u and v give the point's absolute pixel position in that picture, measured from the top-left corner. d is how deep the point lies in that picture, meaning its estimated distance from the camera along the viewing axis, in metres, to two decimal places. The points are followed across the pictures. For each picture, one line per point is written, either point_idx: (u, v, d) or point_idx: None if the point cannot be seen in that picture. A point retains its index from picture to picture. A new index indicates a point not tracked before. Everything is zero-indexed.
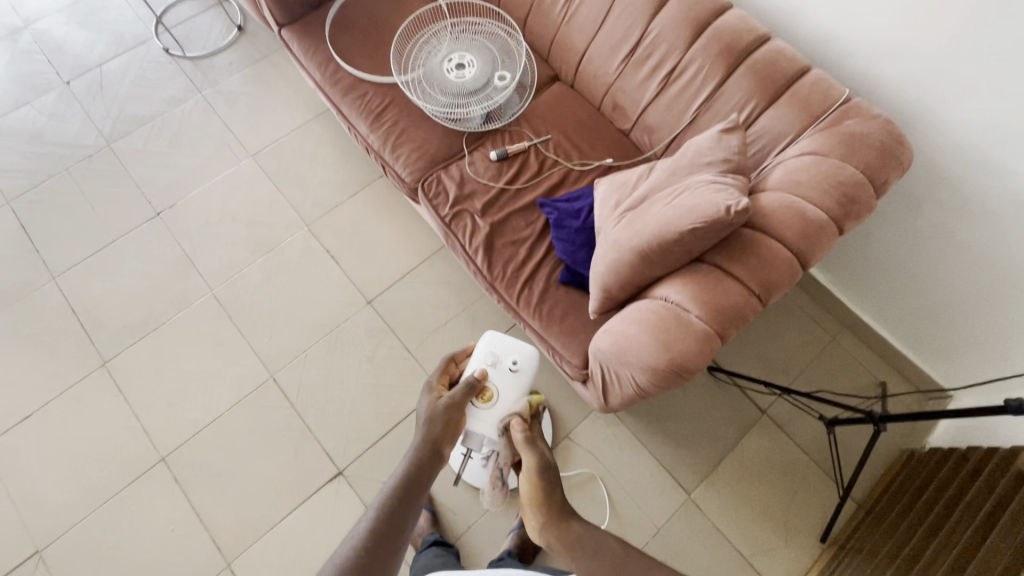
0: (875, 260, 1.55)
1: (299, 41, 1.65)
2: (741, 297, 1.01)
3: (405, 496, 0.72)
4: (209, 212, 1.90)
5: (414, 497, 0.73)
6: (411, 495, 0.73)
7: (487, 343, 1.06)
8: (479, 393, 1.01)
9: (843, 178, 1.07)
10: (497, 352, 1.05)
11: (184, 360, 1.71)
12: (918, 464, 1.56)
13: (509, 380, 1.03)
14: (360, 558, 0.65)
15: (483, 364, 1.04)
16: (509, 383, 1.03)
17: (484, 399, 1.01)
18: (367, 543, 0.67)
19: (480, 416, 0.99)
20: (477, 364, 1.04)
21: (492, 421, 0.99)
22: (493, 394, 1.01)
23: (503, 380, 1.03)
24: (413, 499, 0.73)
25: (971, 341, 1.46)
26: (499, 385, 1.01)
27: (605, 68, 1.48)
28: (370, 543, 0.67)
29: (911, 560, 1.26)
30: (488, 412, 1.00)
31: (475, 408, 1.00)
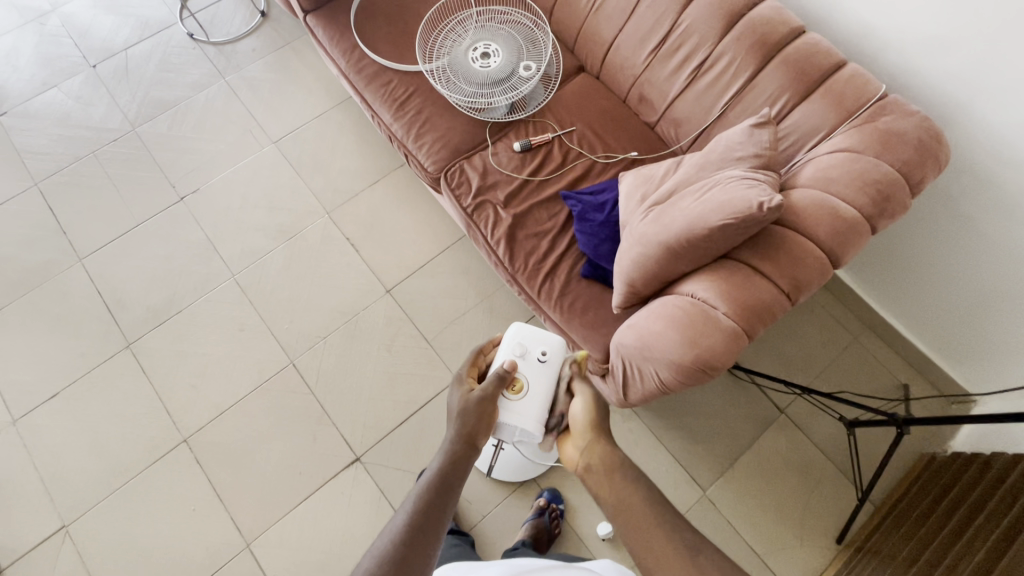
0: (903, 261, 1.52)
1: (324, 28, 1.64)
2: (770, 296, 1.00)
3: (440, 490, 0.73)
4: (232, 198, 1.92)
5: (448, 494, 0.73)
6: (447, 491, 0.73)
7: (514, 334, 0.99)
8: (509, 386, 0.94)
9: (877, 176, 1.05)
10: (525, 343, 0.99)
11: (206, 344, 1.74)
12: (940, 468, 1.54)
13: (539, 372, 0.97)
14: (399, 551, 0.65)
15: (511, 356, 0.97)
16: (540, 375, 0.97)
17: (514, 391, 0.94)
18: (404, 537, 0.67)
19: (511, 410, 0.93)
20: (505, 357, 0.98)
21: (525, 415, 0.93)
22: (522, 386, 0.94)
23: (533, 372, 0.97)
24: (449, 495, 0.73)
25: (1000, 346, 1.43)
26: (529, 377, 0.95)
27: (633, 59, 1.46)
28: (406, 538, 0.66)
29: (931, 563, 1.25)
30: (518, 404, 0.93)
31: (504, 402, 0.93)
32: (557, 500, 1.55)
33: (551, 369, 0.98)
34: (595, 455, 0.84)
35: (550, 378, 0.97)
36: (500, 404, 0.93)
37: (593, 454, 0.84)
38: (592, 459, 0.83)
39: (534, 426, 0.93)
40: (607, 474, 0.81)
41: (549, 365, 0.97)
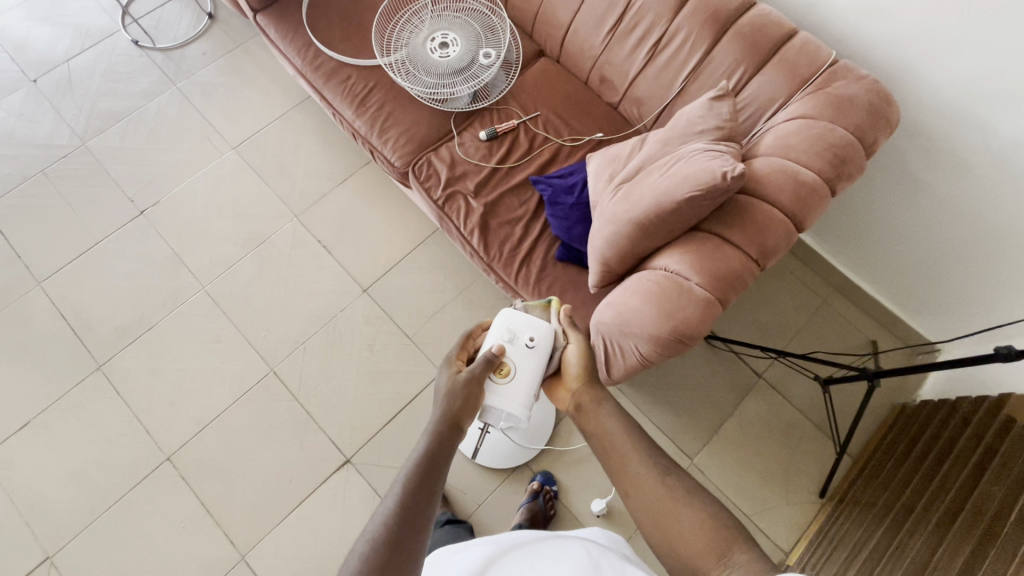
0: (864, 222, 1.57)
1: (277, 26, 1.60)
2: (739, 263, 1.02)
3: (428, 469, 0.72)
4: (194, 208, 1.86)
5: (437, 472, 0.73)
6: (435, 468, 0.73)
7: (503, 319, 0.99)
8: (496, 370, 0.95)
9: (833, 140, 1.09)
10: (514, 328, 0.98)
11: (181, 358, 1.70)
12: (910, 417, 1.61)
13: (527, 357, 0.96)
14: (392, 532, 0.65)
15: (500, 341, 0.97)
16: (529, 360, 0.96)
17: (501, 375, 0.95)
18: (395, 518, 0.66)
19: (497, 394, 0.94)
20: (493, 342, 0.98)
21: (511, 398, 0.94)
22: (510, 370, 0.94)
23: (521, 357, 0.96)
24: (437, 472, 0.72)
25: (958, 296, 1.50)
26: (517, 362, 0.95)
27: (591, 40, 1.46)
28: (398, 521, 0.66)
29: (907, 508, 1.34)
30: (504, 387, 0.94)
31: (490, 385, 0.94)
32: (550, 482, 1.58)
33: (539, 355, 0.97)
34: (584, 397, 0.91)
35: (539, 362, 0.96)
36: (487, 387, 0.94)
37: (585, 395, 0.91)
38: (582, 399, 0.90)
39: (519, 410, 0.94)
40: (594, 410, 0.87)
41: (537, 352, 0.96)
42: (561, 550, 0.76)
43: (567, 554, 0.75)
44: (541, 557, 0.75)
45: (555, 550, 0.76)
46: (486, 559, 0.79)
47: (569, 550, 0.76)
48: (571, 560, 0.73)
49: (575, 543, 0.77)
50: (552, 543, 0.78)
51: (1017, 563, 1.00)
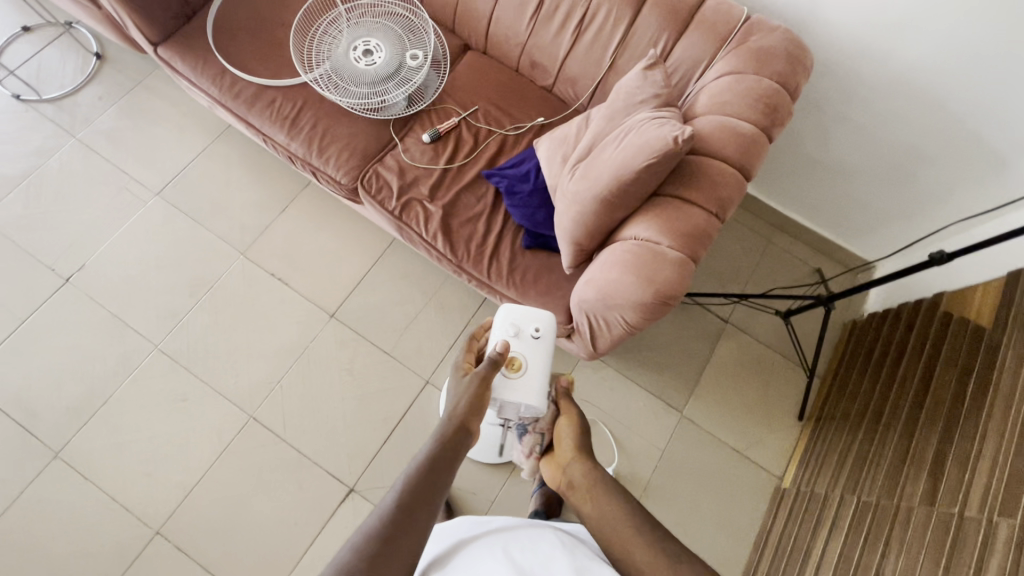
0: (793, 161, 1.70)
1: (182, 57, 1.50)
2: (702, 220, 1.08)
3: (433, 469, 0.70)
4: (127, 264, 1.73)
5: (441, 472, 0.70)
6: (439, 469, 0.70)
7: (505, 315, 1.02)
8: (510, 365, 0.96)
9: (762, 91, 1.16)
10: (518, 322, 1.01)
11: (148, 426, 1.59)
12: (861, 330, 1.76)
13: (535, 349, 0.99)
14: (390, 525, 0.61)
15: (505, 336, 1.00)
16: (535, 351, 0.99)
17: (513, 369, 0.97)
18: (395, 513, 0.63)
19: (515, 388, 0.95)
20: (499, 338, 1.00)
21: (528, 390, 0.96)
22: (522, 364, 0.97)
23: (529, 350, 0.99)
24: (442, 472, 0.70)
25: (885, 214, 1.65)
26: (526, 354, 0.98)
27: (516, 28, 1.47)
28: (397, 515, 0.63)
29: (878, 412, 1.48)
30: (517, 380, 0.96)
31: (504, 379, 0.96)
32: None
33: (544, 345, 1.01)
34: (575, 474, 0.86)
35: (546, 353, 1.00)
36: (500, 382, 0.96)
37: (575, 469, 0.86)
38: (573, 476, 0.86)
39: (535, 400, 0.95)
40: (588, 490, 0.81)
41: (542, 341, 1.00)
42: (537, 543, 0.70)
43: (545, 546, 0.69)
44: (516, 544, 0.70)
45: (532, 541, 0.71)
46: (463, 544, 0.75)
47: (548, 542, 0.71)
48: (547, 554, 0.68)
49: (554, 537, 0.72)
50: (529, 531, 0.73)
51: (981, 438, 1.14)
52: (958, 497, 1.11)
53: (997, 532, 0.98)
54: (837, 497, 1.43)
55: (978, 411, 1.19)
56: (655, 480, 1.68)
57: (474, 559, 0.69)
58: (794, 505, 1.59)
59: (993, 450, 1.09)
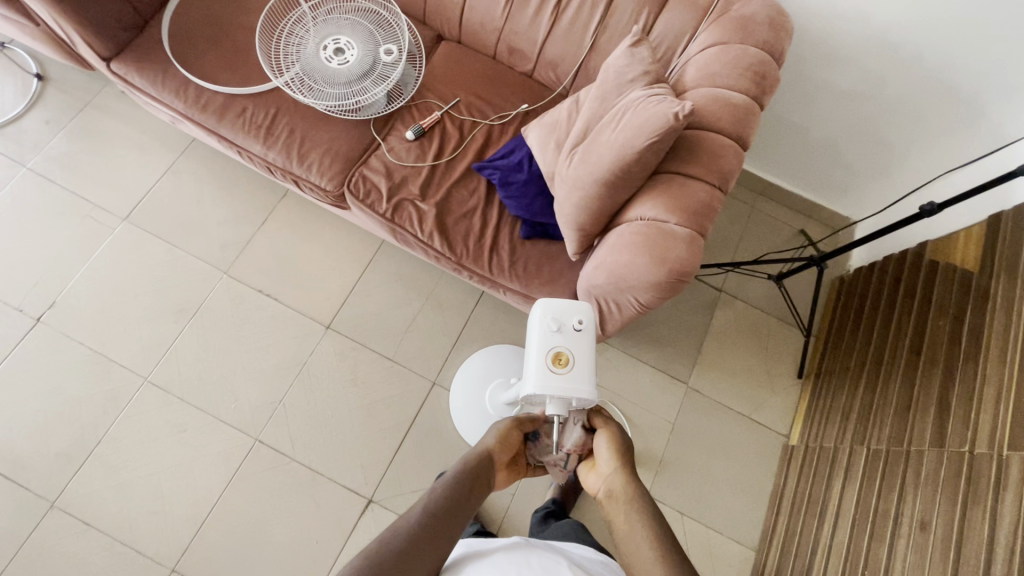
0: (773, 126, 1.72)
1: (139, 71, 1.40)
2: (706, 194, 1.08)
3: (461, 495, 0.74)
4: (102, 296, 1.63)
5: (465, 501, 0.74)
6: (466, 496, 0.75)
7: (543, 310, 0.92)
8: (555, 362, 0.88)
9: (749, 60, 1.16)
10: (559, 315, 0.91)
11: (148, 462, 1.52)
12: (850, 286, 1.82)
13: (580, 341, 0.90)
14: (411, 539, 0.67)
15: (546, 332, 0.90)
16: (580, 343, 0.90)
17: (560, 365, 0.88)
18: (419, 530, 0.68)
19: (565, 385, 0.86)
20: (540, 335, 0.90)
21: (580, 384, 0.87)
22: (568, 359, 0.88)
23: (573, 343, 0.90)
24: (466, 502, 0.74)
25: (864, 171, 1.69)
26: (572, 348, 0.89)
27: (490, 14, 1.44)
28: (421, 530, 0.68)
29: (877, 363, 1.53)
30: (567, 376, 0.87)
31: (551, 377, 0.87)
32: None
33: (590, 336, 0.91)
34: (615, 484, 0.81)
35: (592, 344, 0.91)
36: (548, 381, 0.86)
37: (616, 481, 0.82)
38: (616, 486, 0.81)
39: (590, 395, 0.86)
40: (621, 504, 0.78)
41: (587, 332, 0.90)
42: (550, 571, 0.77)
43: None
44: (530, 570, 0.77)
45: (546, 568, 0.78)
46: (481, 558, 0.82)
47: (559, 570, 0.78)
48: None
49: (566, 566, 0.79)
50: (542, 557, 0.80)
51: (982, 376, 1.19)
52: (966, 435, 1.16)
53: (1010, 464, 1.03)
54: (847, 448, 1.48)
55: (976, 351, 1.24)
56: (669, 453, 1.71)
57: None
58: (804, 460, 1.64)
59: (995, 387, 1.14)
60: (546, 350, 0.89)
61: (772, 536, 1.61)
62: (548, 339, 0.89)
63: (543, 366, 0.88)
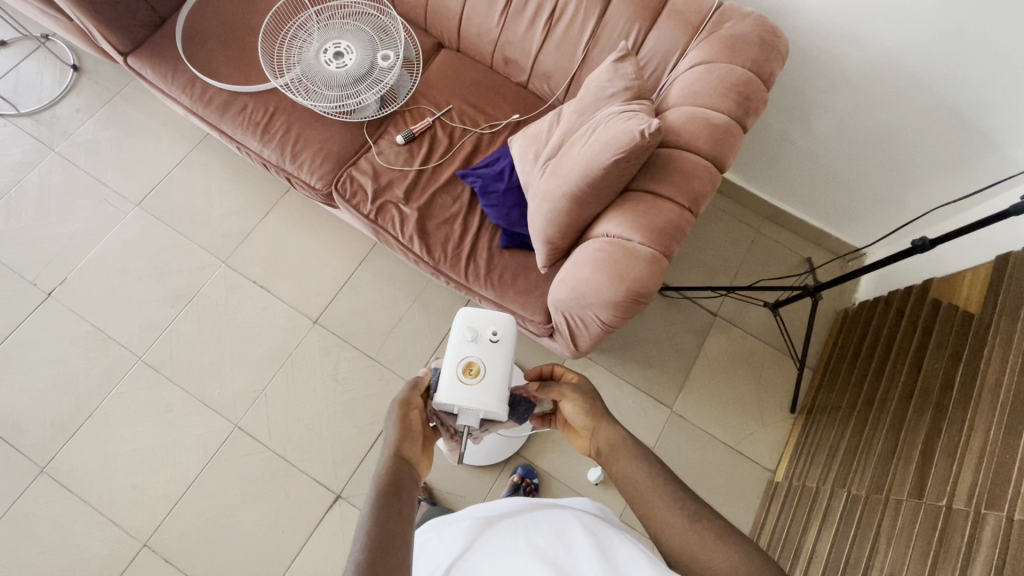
0: (778, 149, 1.67)
1: (152, 66, 1.48)
2: (674, 214, 1.05)
3: (396, 486, 0.67)
4: (109, 276, 1.72)
5: (403, 488, 0.68)
6: (402, 485, 0.68)
7: (462, 320, 0.91)
8: (465, 370, 0.86)
9: (734, 80, 1.13)
10: (475, 325, 0.91)
11: (134, 437, 1.58)
12: (852, 319, 1.73)
13: (493, 353, 0.89)
14: (372, 553, 0.58)
15: (461, 341, 0.89)
16: (495, 355, 0.89)
17: (470, 376, 0.86)
18: (371, 540, 0.59)
19: (470, 394, 0.85)
20: (455, 344, 0.89)
21: (487, 396, 0.85)
22: (479, 368, 0.87)
23: (488, 354, 0.89)
24: (405, 488, 0.68)
25: (872, 200, 1.62)
26: (484, 358, 0.88)
27: (487, 24, 1.45)
28: (375, 539, 0.59)
29: (869, 403, 1.45)
30: (476, 387, 0.85)
31: (460, 387, 0.85)
32: (531, 474, 1.58)
33: (505, 348, 0.90)
34: (602, 438, 0.83)
35: (507, 356, 0.90)
36: (458, 392, 0.84)
37: (601, 437, 0.83)
38: (601, 442, 0.83)
39: (497, 408, 0.86)
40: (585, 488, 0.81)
41: (503, 344, 0.90)
42: (559, 529, 0.74)
43: (567, 530, 0.74)
44: (538, 530, 0.75)
45: (555, 527, 0.75)
46: (489, 529, 0.80)
47: (571, 527, 0.75)
48: (570, 539, 0.72)
49: (578, 521, 0.75)
50: (551, 515, 0.78)
51: (969, 428, 1.11)
52: (946, 488, 1.08)
53: (985, 525, 0.95)
54: (828, 491, 1.41)
55: (967, 400, 1.16)
56: None
57: (501, 547, 0.74)
58: (787, 498, 1.56)
59: (980, 438, 1.06)
60: (458, 359, 0.87)
61: None
62: (460, 348, 0.88)
63: (453, 374, 0.86)
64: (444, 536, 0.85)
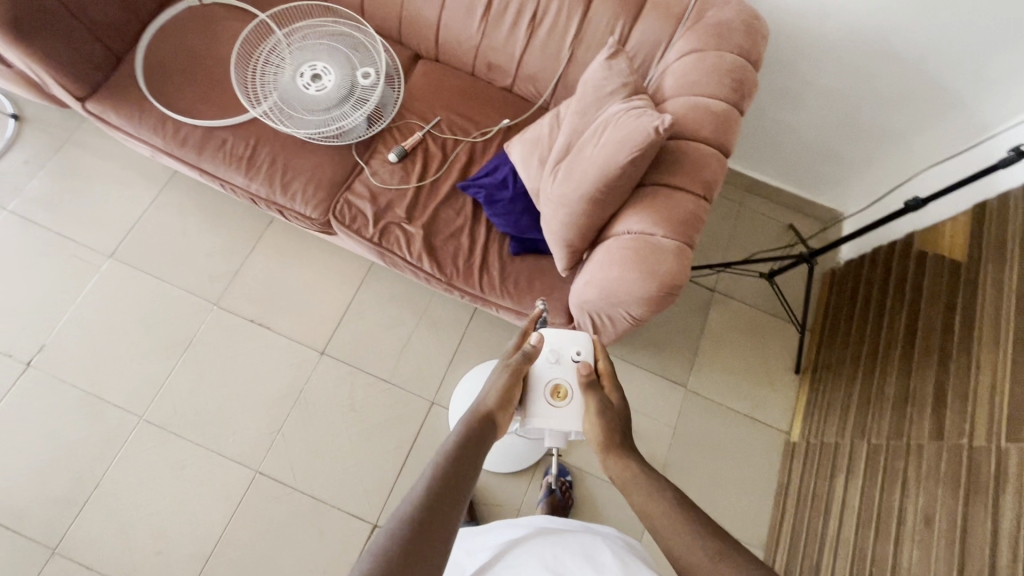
0: (756, 124, 1.73)
1: (115, 108, 1.39)
2: (692, 204, 1.08)
3: (460, 461, 0.69)
4: (93, 335, 1.62)
5: (468, 466, 0.69)
6: (467, 462, 0.70)
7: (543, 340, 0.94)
8: (553, 393, 0.90)
9: (727, 66, 1.16)
10: (557, 346, 0.93)
11: (149, 500, 1.50)
12: (841, 278, 1.82)
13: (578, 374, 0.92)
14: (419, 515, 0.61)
15: (544, 364, 0.92)
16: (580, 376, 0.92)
17: (558, 398, 0.90)
18: (423, 502, 0.62)
19: (558, 417, 0.89)
20: (539, 366, 0.92)
21: (575, 418, 0.89)
22: (567, 391, 0.90)
23: (572, 375, 0.91)
24: (469, 469, 0.69)
25: (848, 164, 1.70)
26: (571, 381, 0.90)
27: (467, 31, 1.43)
28: (424, 506, 0.62)
29: (873, 355, 1.53)
30: (565, 409, 0.89)
31: (550, 409, 0.89)
32: (563, 472, 1.59)
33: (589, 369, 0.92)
34: None
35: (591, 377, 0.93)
36: (546, 413, 0.89)
37: None
38: None
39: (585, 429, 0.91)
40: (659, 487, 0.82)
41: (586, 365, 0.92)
42: (588, 551, 0.78)
43: (596, 552, 0.77)
44: (567, 549, 0.78)
45: (583, 547, 0.78)
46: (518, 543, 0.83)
47: (598, 550, 0.78)
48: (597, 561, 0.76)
49: (603, 544, 0.79)
50: (578, 537, 0.81)
51: (976, 368, 1.19)
52: (964, 427, 1.16)
53: (1009, 457, 1.03)
54: (848, 445, 1.49)
55: (968, 342, 1.24)
56: (673, 457, 1.71)
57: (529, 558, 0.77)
58: (807, 456, 1.64)
59: (990, 376, 1.14)
60: (546, 382, 0.91)
61: (779, 536, 1.62)
62: (547, 371, 0.91)
63: (542, 397, 0.90)
64: (477, 549, 0.88)
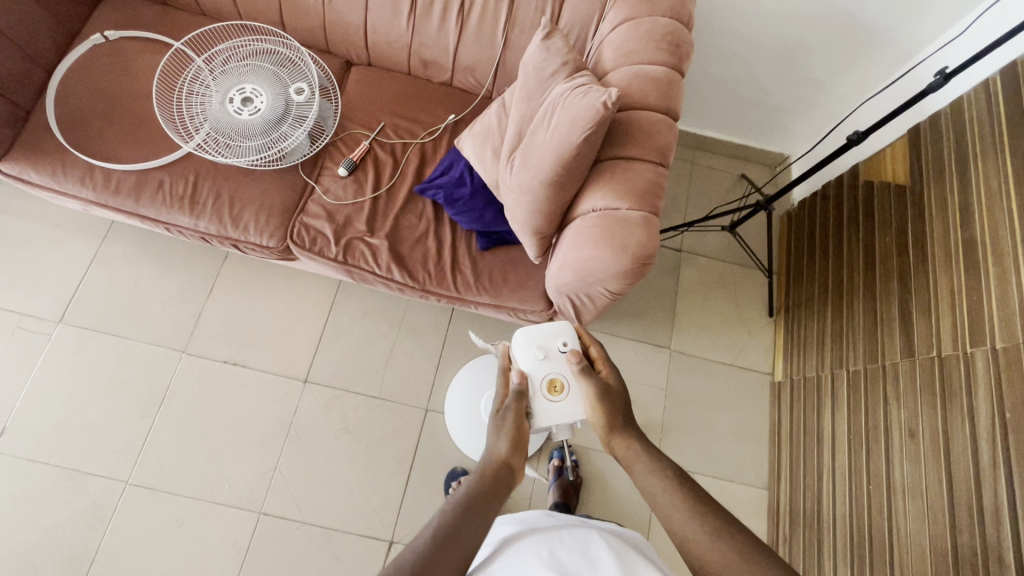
0: (695, 83, 1.76)
1: (33, 165, 1.29)
2: (651, 172, 1.09)
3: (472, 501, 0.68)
4: (57, 408, 1.53)
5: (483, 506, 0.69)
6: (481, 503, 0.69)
7: (528, 338, 0.94)
8: (549, 387, 0.90)
9: (661, 30, 1.17)
10: (544, 341, 0.93)
11: (151, 565, 1.44)
12: (798, 219, 1.89)
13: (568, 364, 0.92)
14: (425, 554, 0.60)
15: (534, 362, 0.92)
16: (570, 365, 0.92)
17: (556, 393, 0.90)
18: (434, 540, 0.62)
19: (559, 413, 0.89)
20: (529, 365, 0.92)
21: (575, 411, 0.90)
22: (562, 385, 0.90)
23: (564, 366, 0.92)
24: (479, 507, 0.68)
25: (787, 108, 1.75)
26: (566, 373, 0.91)
27: (396, 30, 1.40)
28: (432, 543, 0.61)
29: (839, 286, 1.60)
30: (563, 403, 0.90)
31: (549, 406, 0.89)
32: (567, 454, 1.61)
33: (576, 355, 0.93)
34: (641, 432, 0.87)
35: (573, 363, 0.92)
36: (547, 410, 0.89)
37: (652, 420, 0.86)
38: None
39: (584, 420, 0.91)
40: None
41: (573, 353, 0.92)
42: (584, 544, 0.77)
43: (591, 545, 0.77)
44: (563, 544, 0.77)
45: (579, 541, 0.78)
46: (515, 540, 0.82)
47: (593, 543, 0.78)
48: (593, 556, 0.75)
49: (598, 535, 0.80)
50: (573, 532, 0.80)
51: (933, 282, 1.26)
52: (932, 340, 1.23)
53: (976, 361, 1.10)
54: (829, 375, 1.55)
55: (922, 260, 1.30)
56: (669, 418, 1.75)
57: (525, 553, 0.77)
58: (793, 392, 1.71)
59: (948, 289, 1.21)
60: (539, 379, 0.91)
61: (780, 472, 1.68)
62: (540, 368, 0.91)
63: (540, 395, 0.90)
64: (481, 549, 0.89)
